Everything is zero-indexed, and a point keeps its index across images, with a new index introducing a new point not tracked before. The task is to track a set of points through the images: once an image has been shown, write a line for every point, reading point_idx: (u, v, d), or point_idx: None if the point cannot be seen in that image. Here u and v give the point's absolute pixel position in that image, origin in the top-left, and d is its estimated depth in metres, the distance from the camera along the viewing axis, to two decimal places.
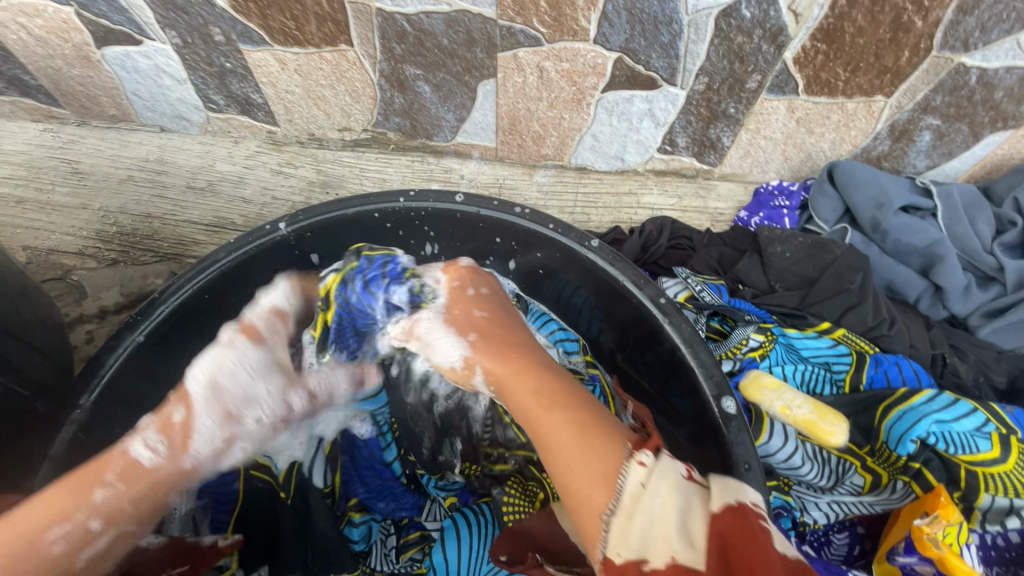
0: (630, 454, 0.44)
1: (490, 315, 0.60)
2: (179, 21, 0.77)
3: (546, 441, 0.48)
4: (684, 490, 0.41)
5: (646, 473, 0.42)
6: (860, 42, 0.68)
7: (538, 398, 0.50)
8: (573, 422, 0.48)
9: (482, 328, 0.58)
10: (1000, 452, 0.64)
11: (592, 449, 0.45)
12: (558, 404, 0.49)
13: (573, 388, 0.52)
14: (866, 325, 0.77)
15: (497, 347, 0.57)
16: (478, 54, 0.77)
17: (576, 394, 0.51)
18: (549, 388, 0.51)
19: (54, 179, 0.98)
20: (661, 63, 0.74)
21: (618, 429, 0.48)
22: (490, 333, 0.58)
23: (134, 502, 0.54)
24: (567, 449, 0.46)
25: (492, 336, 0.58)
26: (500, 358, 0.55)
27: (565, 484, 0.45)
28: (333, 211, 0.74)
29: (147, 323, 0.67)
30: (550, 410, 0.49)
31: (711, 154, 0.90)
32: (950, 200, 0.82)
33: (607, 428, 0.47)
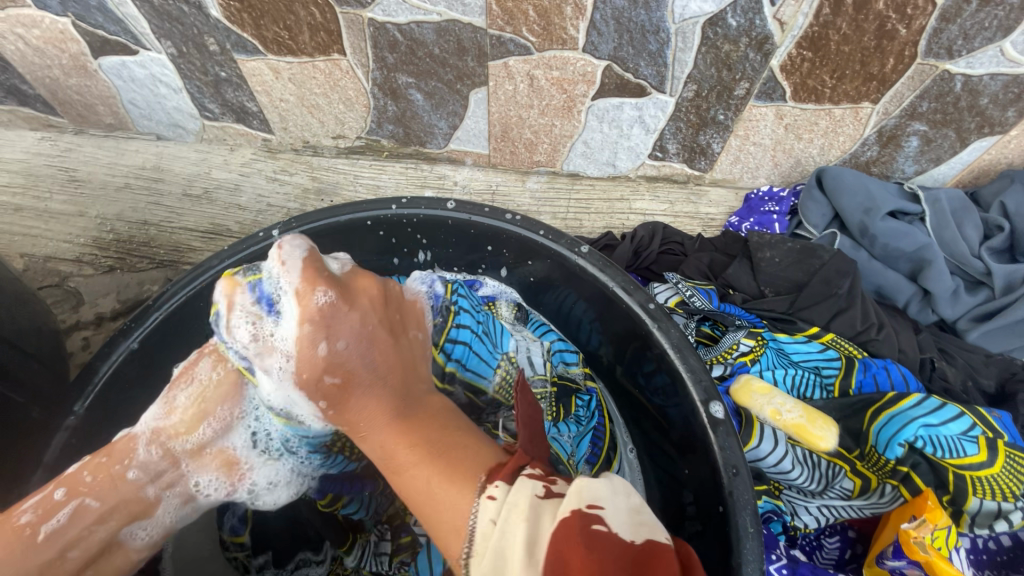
0: (484, 487, 0.42)
1: (381, 322, 0.52)
2: (175, 32, 0.78)
3: (398, 464, 0.47)
4: (534, 510, 0.38)
5: (496, 509, 0.39)
6: (845, 50, 0.69)
7: (392, 426, 0.48)
8: (433, 449, 0.46)
9: (357, 343, 0.50)
10: (987, 456, 0.64)
11: (455, 480, 0.43)
12: (409, 441, 0.47)
13: (436, 411, 0.50)
14: (855, 329, 0.77)
15: (368, 369, 0.50)
16: (469, 63, 0.78)
17: (432, 420, 0.49)
18: (410, 410, 0.49)
19: (51, 186, 0.99)
20: (650, 71, 0.75)
21: (476, 456, 0.46)
22: (364, 350, 0.50)
23: (93, 472, 0.56)
24: (427, 477, 0.45)
25: (375, 349, 0.50)
26: (351, 382, 0.49)
27: (427, 521, 0.44)
28: (326, 218, 0.75)
29: (140, 329, 0.68)
30: (403, 457, 0.47)
31: (701, 160, 0.90)
32: (938, 206, 0.83)
33: (472, 454, 0.46)
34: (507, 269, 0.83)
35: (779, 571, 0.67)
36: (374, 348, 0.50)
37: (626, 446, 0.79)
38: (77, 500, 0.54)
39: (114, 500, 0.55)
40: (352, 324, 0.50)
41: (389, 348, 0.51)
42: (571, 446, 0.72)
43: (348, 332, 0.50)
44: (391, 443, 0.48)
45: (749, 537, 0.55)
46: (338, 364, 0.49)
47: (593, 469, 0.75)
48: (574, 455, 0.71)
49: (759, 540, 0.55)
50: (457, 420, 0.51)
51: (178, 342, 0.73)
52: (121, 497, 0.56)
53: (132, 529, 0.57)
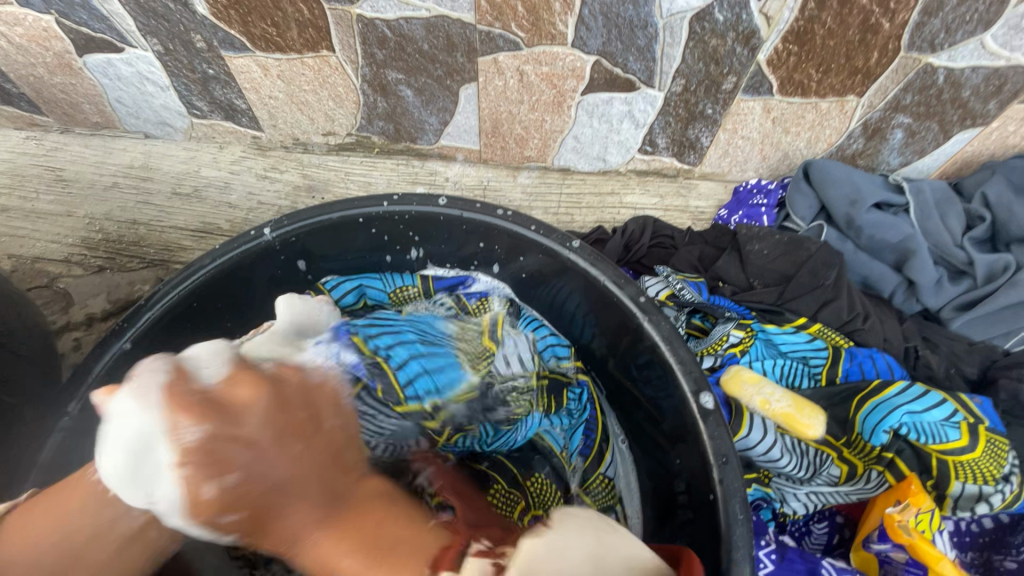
0: None
1: (277, 432, 0.40)
2: (161, 29, 0.78)
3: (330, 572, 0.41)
4: (504, 558, 0.42)
5: None
6: (830, 44, 0.70)
7: (314, 528, 0.40)
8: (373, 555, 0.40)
9: (253, 466, 0.39)
10: (969, 441, 0.66)
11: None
12: (347, 556, 0.40)
13: (380, 501, 0.43)
14: (841, 320, 0.78)
15: (273, 486, 0.39)
16: (458, 58, 0.78)
17: (380, 497, 0.43)
18: (340, 509, 0.41)
19: (38, 186, 0.98)
20: (639, 66, 0.75)
21: (417, 541, 0.41)
22: (265, 469, 0.39)
23: None
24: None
25: (270, 461, 0.39)
26: (260, 505, 0.39)
27: None
28: (317, 216, 0.75)
29: (133, 329, 0.68)
30: (335, 565, 0.40)
31: (691, 154, 0.91)
32: (921, 197, 0.85)
33: (415, 540, 0.41)
34: (499, 264, 0.83)
35: (768, 556, 0.68)
36: (283, 453, 0.40)
37: (617, 435, 0.80)
38: None
39: None
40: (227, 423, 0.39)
41: (298, 456, 0.40)
42: (563, 439, 0.77)
43: (236, 457, 0.39)
44: (324, 549, 0.40)
45: (738, 523, 0.56)
46: (240, 502, 0.39)
47: (585, 461, 0.78)
48: (566, 448, 0.77)
49: (748, 526, 0.56)
50: (402, 504, 0.44)
51: (171, 342, 0.72)
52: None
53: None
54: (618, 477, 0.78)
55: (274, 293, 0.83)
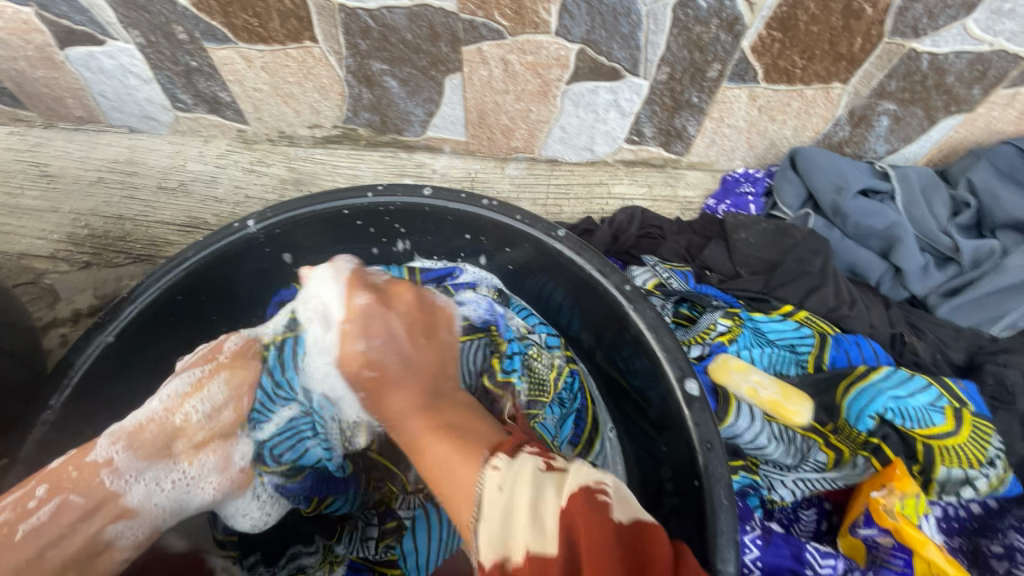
0: (488, 461, 0.48)
1: (409, 330, 0.67)
2: (142, 20, 0.77)
3: (421, 443, 0.57)
4: (538, 480, 0.44)
5: (500, 476, 0.46)
6: (814, 30, 0.69)
7: (422, 416, 0.59)
8: (455, 436, 0.54)
9: (387, 346, 0.65)
10: (954, 426, 0.67)
11: (467, 452, 0.51)
12: (439, 444, 0.54)
13: (457, 405, 0.61)
14: (828, 306, 0.78)
15: (401, 369, 0.65)
16: (442, 48, 0.77)
17: (470, 416, 0.60)
18: (435, 399, 0.62)
19: (23, 182, 0.98)
20: (623, 54, 0.75)
21: (488, 438, 0.54)
22: (396, 352, 0.65)
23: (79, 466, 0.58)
24: (445, 452, 0.53)
25: (403, 349, 0.66)
26: (389, 370, 0.64)
27: (449, 502, 0.50)
28: (302, 207, 0.74)
29: (116, 322, 0.67)
30: (434, 455, 0.54)
31: (678, 144, 0.91)
32: (907, 183, 0.85)
33: (485, 434, 0.55)
34: (486, 256, 0.83)
35: (754, 542, 0.67)
36: (415, 342, 0.67)
37: (607, 425, 0.79)
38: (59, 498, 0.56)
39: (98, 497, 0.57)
40: (384, 305, 0.68)
41: (421, 350, 0.66)
42: (555, 427, 0.77)
43: (383, 338, 0.66)
44: (424, 429, 0.58)
45: (723, 508, 0.56)
46: (374, 364, 0.65)
47: (575, 449, 0.78)
48: (557, 436, 0.76)
49: (734, 512, 0.56)
50: (484, 420, 0.59)
51: (154, 336, 0.72)
52: (106, 494, 0.58)
53: (117, 527, 0.59)
54: (607, 467, 0.77)
55: (260, 286, 0.82)
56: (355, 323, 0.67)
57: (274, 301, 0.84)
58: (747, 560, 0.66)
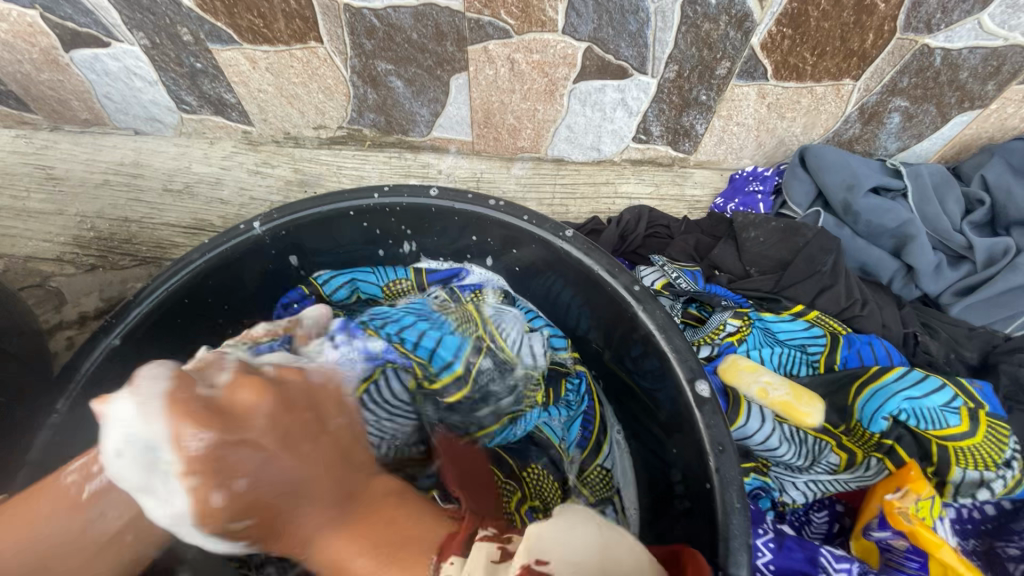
0: (437, 567, 0.42)
1: (300, 419, 0.44)
2: (146, 22, 0.77)
3: (338, 561, 0.44)
4: (490, 574, 0.40)
5: (455, 573, 0.41)
6: (825, 26, 0.69)
7: (329, 512, 0.44)
8: (386, 554, 0.43)
9: (260, 472, 0.41)
10: (969, 426, 0.65)
11: (391, 556, 0.43)
12: (358, 549, 0.44)
13: (384, 496, 0.48)
14: (840, 306, 0.77)
15: (288, 491, 0.42)
16: (448, 48, 0.77)
17: (392, 497, 0.48)
18: (346, 508, 0.45)
19: (29, 185, 0.98)
20: (631, 52, 0.74)
21: (427, 532, 0.45)
22: (279, 475, 0.42)
23: None
24: (371, 575, 0.43)
25: (281, 468, 0.42)
26: (272, 505, 0.42)
27: None
28: (307, 209, 0.74)
29: (121, 325, 0.67)
30: (354, 567, 0.43)
31: (685, 142, 0.90)
32: (919, 181, 0.83)
33: (420, 533, 0.45)
34: (492, 257, 0.82)
35: (767, 545, 0.67)
36: (292, 458, 0.43)
37: (614, 427, 0.80)
38: None
39: None
40: (235, 431, 0.40)
41: (316, 453, 0.44)
42: (562, 431, 0.77)
43: (256, 459, 0.41)
44: (341, 550, 0.44)
45: (736, 511, 0.55)
46: (252, 507, 0.41)
47: (583, 453, 0.77)
48: (564, 440, 0.76)
49: (746, 515, 0.55)
50: (417, 504, 0.49)
51: (161, 338, 0.72)
52: None
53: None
54: (615, 469, 0.77)
55: (266, 288, 0.82)
56: (192, 464, 0.39)
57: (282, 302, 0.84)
58: (760, 564, 0.66)
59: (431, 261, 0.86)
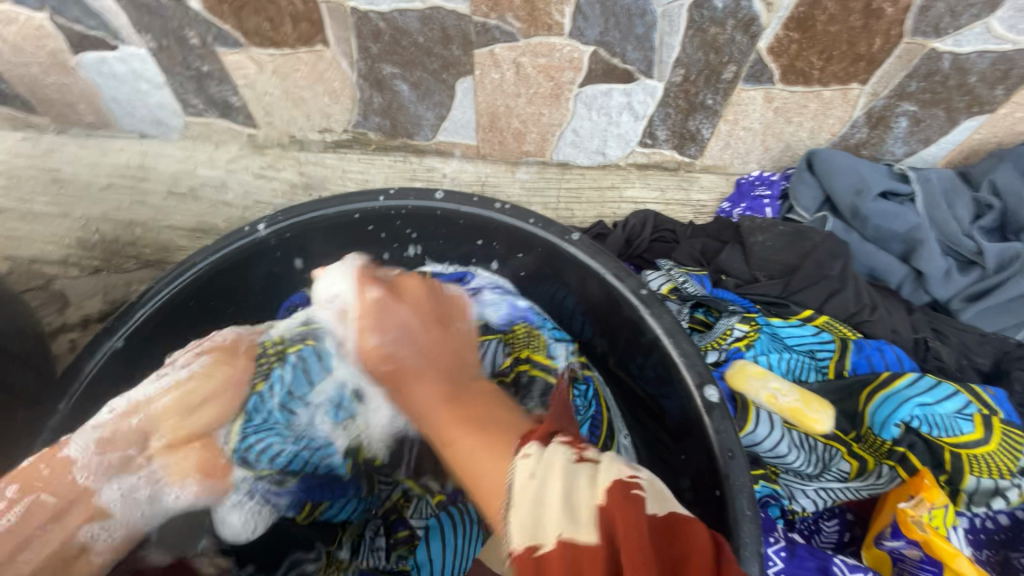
0: (518, 450, 0.43)
1: (421, 322, 0.61)
2: (155, 25, 0.77)
3: (448, 432, 0.51)
4: (568, 470, 0.39)
5: (533, 464, 0.40)
6: (832, 30, 0.69)
7: (441, 388, 0.54)
8: (478, 425, 0.50)
9: (401, 340, 0.59)
10: (983, 433, 0.64)
11: (495, 443, 0.47)
12: (460, 430, 0.50)
13: (484, 393, 0.55)
14: (848, 311, 0.77)
15: (414, 362, 0.57)
16: (454, 51, 0.77)
17: (489, 395, 0.56)
18: (456, 391, 0.55)
19: (34, 188, 0.98)
20: (637, 56, 0.74)
21: (513, 428, 0.49)
22: (413, 345, 0.59)
23: (49, 464, 0.55)
24: (473, 445, 0.47)
25: (417, 340, 0.59)
26: (407, 361, 0.57)
27: (480, 494, 0.45)
28: (312, 212, 0.73)
29: (125, 327, 0.67)
30: (453, 438, 0.50)
31: (692, 147, 0.90)
32: (927, 186, 0.82)
33: (506, 427, 0.49)
34: (497, 261, 0.82)
35: (778, 554, 0.65)
36: (427, 332, 0.60)
37: (621, 433, 0.76)
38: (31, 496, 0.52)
39: (70, 496, 0.54)
40: (391, 310, 0.62)
41: (436, 336, 0.60)
42: None
43: (398, 329, 0.60)
44: (445, 417, 0.52)
45: (747, 519, 0.54)
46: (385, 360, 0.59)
47: None
48: None
49: (757, 523, 0.54)
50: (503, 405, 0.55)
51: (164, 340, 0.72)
52: (78, 492, 0.54)
53: None
54: None
55: (270, 292, 0.81)
56: (366, 314, 0.64)
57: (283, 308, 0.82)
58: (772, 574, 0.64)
59: (437, 265, 0.85)
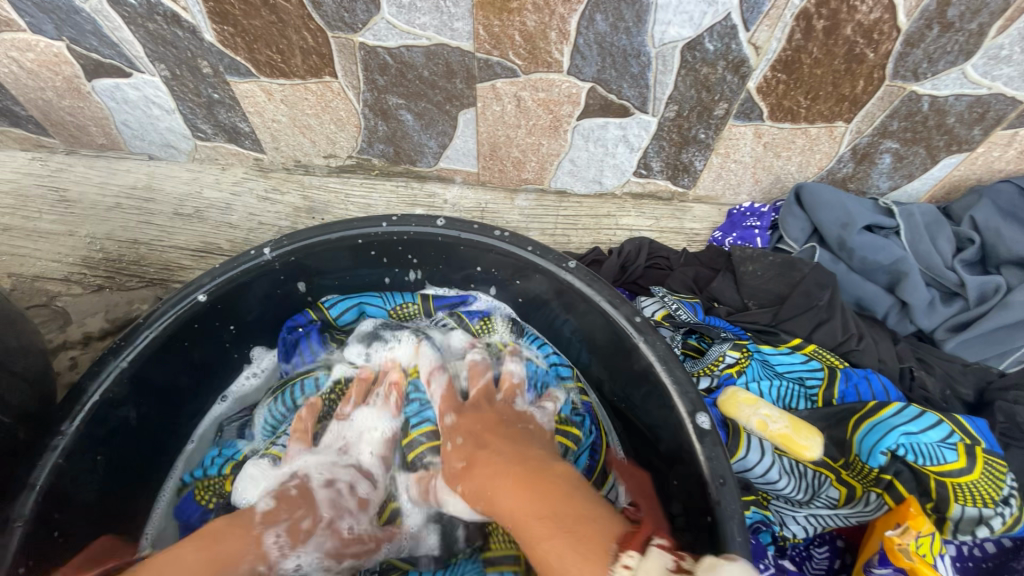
0: (616, 555, 0.48)
1: (487, 431, 0.68)
2: (168, 55, 0.80)
3: (530, 533, 0.53)
4: None
5: (631, 574, 0.46)
6: (818, 73, 0.72)
7: (521, 484, 0.57)
8: (560, 523, 0.52)
9: (478, 458, 0.63)
10: (966, 463, 0.65)
11: (581, 537, 0.50)
12: (542, 527, 0.52)
13: (567, 478, 0.58)
14: (836, 340, 0.79)
15: (496, 472, 0.60)
16: (457, 85, 0.80)
17: (568, 479, 0.57)
18: (534, 481, 0.57)
19: (41, 207, 1.00)
20: (633, 92, 0.78)
21: (605, 525, 0.52)
22: (490, 459, 0.62)
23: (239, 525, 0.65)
24: (559, 543, 0.51)
25: (497, 452, 0.63)
26: (485, 474, 0.60)
27: None
28: (316, 236, 0.75)
29: (131, 348, 0.68)
30: (535, 536, 0.53)
31: (685, 178, 0.93)
32: (912, 221, 0.85)
33: (590, 520, 0.52)
34: (496, 286, 0.84)
35: None
36: (502, 448, 0.63)
37: (619, 456, 0.79)
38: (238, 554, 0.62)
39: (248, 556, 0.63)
40: (475, 439, 0.67)
41: (509, 451, 0.63)
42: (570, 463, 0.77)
43: (478, 438, 0.66)
44: (523, 516, 0.55)
45: (738, 546, 0.55)
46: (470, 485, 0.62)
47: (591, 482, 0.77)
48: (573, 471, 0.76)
49: (748, 549, 0.55)
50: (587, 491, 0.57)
51: (167, 360, 0.73)
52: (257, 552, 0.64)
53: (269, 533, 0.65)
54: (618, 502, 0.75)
55: (272, 311, 0.83)
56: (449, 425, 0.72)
57: (288, 325, 0.86)
58: None
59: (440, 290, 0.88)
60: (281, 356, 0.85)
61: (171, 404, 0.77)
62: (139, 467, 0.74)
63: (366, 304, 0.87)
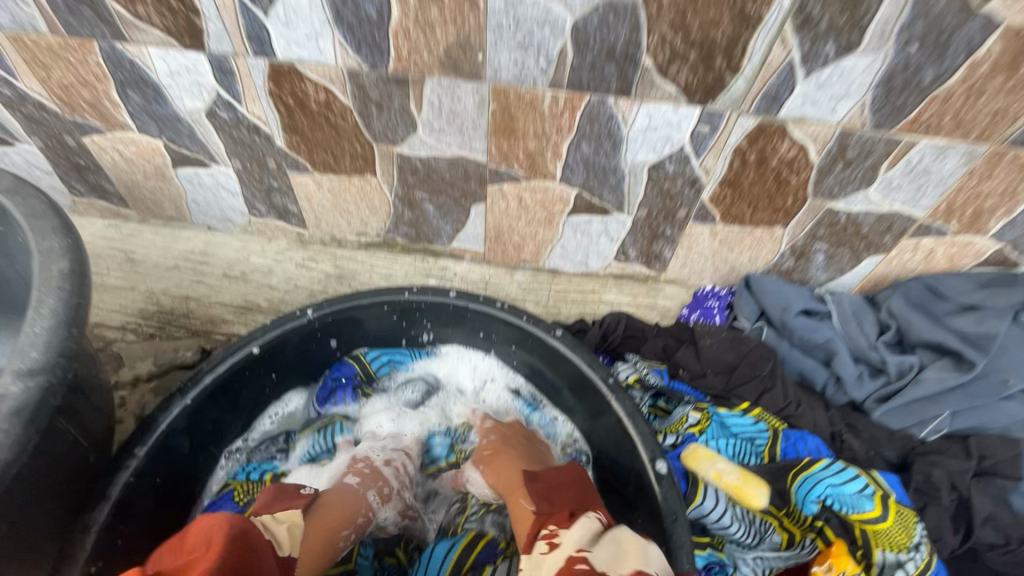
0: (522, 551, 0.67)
1: (505, 439, 0.91)
2: (245, 153, 1.01)
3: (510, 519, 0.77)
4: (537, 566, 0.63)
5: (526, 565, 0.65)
6: (755, 190, 0.93)
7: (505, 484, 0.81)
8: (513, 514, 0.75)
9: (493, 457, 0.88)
10: (882, 511, 0.78)
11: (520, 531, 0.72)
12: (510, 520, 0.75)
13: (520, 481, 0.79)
14: (778, 406, 0.93)
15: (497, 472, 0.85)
16: (472, 185, 1.00)
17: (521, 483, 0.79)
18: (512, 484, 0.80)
19: (111, 265, 1.20)
20: (612, 197, 0.98)
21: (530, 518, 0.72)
22: (497, 460, 0.87)
23: (351, 482, 0.85)
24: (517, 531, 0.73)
25: (502, 456, 0.87)
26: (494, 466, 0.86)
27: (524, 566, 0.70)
28: (350, 301, 0.92)
29: (194, 389, 0.82)
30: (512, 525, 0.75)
31: (657, 264, 1.11)
32: (840, 307, 1.03)
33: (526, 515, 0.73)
34: (495, 349, 0.99)
35: None
36: (505, 454, 0.87)
37: None
38: (363, 501, 0.82)
39: (354, 502, 0.81)
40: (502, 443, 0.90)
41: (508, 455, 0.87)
42: None
43: (499, 442, 0.91)
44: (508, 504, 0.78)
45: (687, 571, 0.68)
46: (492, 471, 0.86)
47: None
48: None
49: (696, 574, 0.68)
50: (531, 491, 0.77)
51: (218, 400, 0.87)
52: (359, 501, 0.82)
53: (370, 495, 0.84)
54: None
55: (307, 362, 0.98)
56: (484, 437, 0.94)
57: (333, 374, 1.02)
58: None
59: (464, 351, 1.03)
60: (317, 400, 1.01)
61: (211, 440, 0.89)
62: (181, 496, 0.84)
63: (395, 358, 1.03)
